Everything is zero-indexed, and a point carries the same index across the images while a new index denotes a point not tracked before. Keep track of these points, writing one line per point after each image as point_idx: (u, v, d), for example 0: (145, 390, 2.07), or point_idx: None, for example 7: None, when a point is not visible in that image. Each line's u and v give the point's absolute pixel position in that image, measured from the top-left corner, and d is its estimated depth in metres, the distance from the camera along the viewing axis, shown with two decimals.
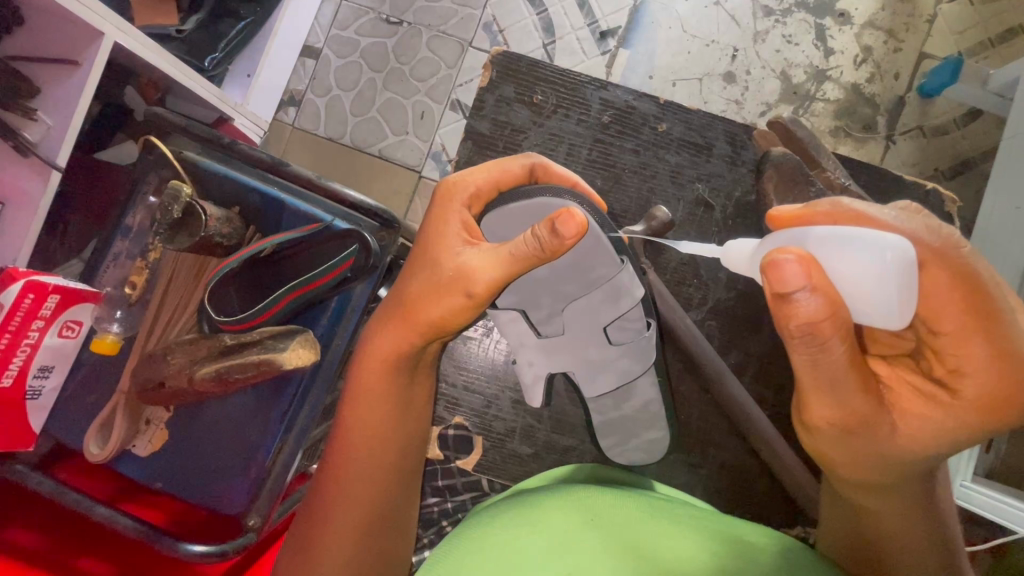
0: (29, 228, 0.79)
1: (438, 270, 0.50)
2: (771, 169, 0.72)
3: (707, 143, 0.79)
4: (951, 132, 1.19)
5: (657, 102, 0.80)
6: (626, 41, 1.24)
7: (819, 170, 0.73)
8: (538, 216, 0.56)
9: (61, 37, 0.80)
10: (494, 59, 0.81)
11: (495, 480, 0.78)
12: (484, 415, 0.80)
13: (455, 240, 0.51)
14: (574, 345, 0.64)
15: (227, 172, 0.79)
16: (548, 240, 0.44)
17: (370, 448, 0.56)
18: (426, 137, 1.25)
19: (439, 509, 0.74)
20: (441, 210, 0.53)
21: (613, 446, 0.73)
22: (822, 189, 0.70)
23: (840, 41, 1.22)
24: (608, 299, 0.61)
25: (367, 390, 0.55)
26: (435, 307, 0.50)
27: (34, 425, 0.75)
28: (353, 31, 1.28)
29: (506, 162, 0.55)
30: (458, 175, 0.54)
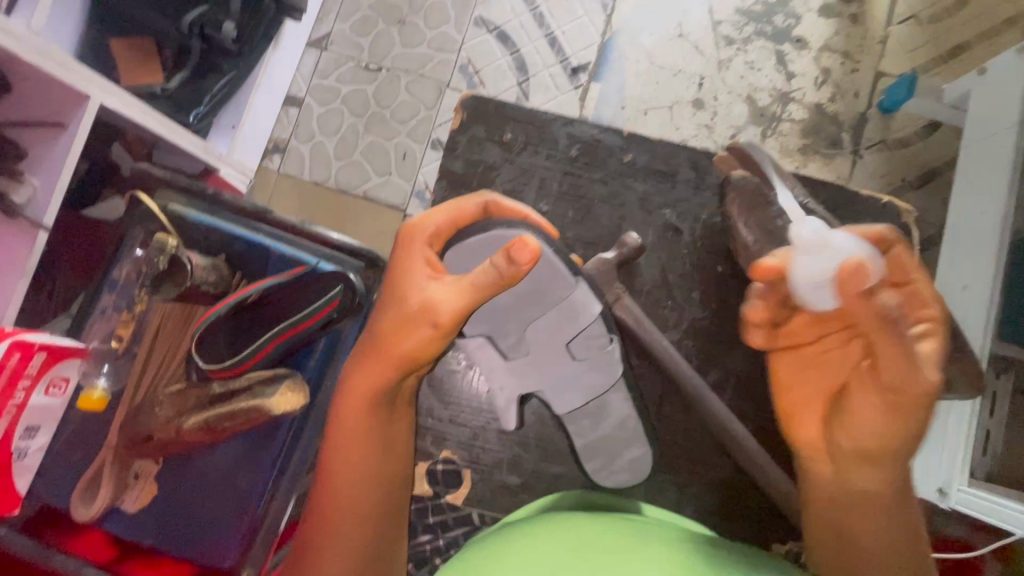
0: (15, 288, 0.80)
1: (404, 303, 0.52)
2: (733, 190, 0.75)
3: (671, 169, 0.81)
4: (913, 144, 1.24)
5: (621, 134, 0.83)
6: (597, 76, 1.29)
7: (779, 190, 0.77)
8: (492, 247, 0.56)
9: (48, 101, 0.83)
10: (464, 102, 0.84)
11: (487, 513, 0.77)
12: (472, 447, 0.79)
13: (420, 275, 0.53)
14: (540, 364, 0.65)
15: (212, 221, 0.80)
16: (506, 266, 0.46)
17: (353, 489, 0.56)
18: (409, 176, 1.28)
19: (431, 546, 0.76)
20: (405, 252, 0.54)
21: (599, 471, 0.71)
22: (782, 207, 0.75)
23: (799, 65, 1.28)
24: (568, 316, 0.61)
25: (350, 429, 0.55)
26: (406, 338, 0.51)
27: (20, 487, 0.74)
28: (334, 79, 1.33)
29: (461, 202, 0.57)
30: (417, 218, 0.55)
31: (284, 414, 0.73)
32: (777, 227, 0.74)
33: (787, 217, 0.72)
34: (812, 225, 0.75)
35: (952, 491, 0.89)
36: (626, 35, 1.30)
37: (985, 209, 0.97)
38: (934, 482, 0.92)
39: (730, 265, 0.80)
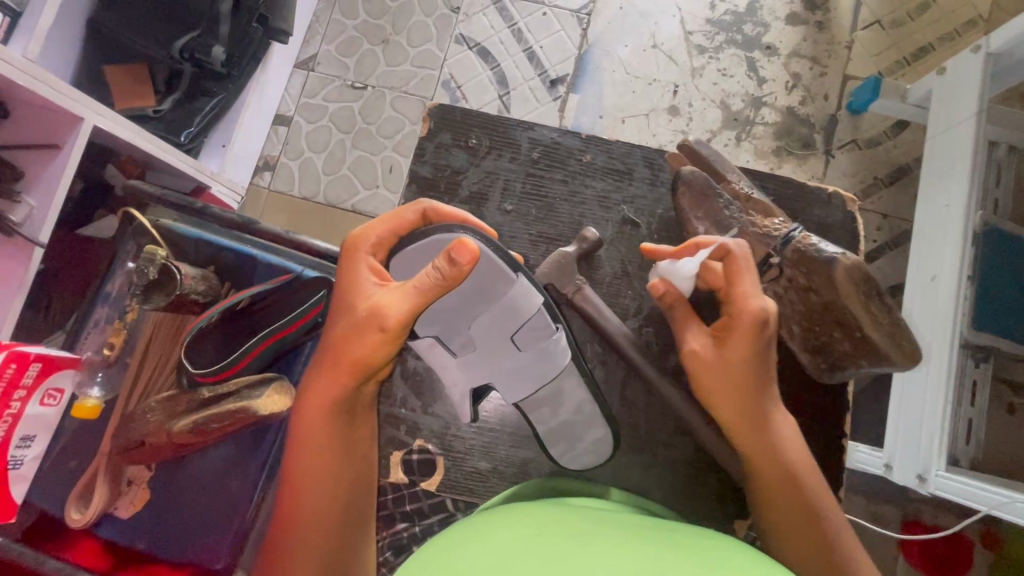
0: (11, 303, 0.83)
1: (355, 311, 0.55)
2: (682, 186, 0.76)
3: (627, 168, 0.85)
4: (883, 143, 1.28)
5: (580, 136, 0.86)
6: (575, 87, 1.34)
7: (724, 183, 0.79)
8: (434, 252, 0.56)
9: (46, 125, 0.87)
10: (431, 112, 0.88)
11: (460, 498, 0.78)
12: (445, 437, 0.80)
13: (367, 285, 0.56)
14: (488, 356, 0.65)
15: (201, 234, 0.84)
16: (447, 271, 0.49)
17: (314, 496, 0.57)
18: (396, 189, 1.32)
19: (408, 533, 0.78)
20: (350, 265, 0.57)
21: (563, 455, 0.73)
22: (729, 199, 0.76)
23: (770, 70, 1.32)
24: (510, 308, 0.62)
25: (310, 438, 0.57)
26: (359, 343, 0.54)
27: (18, 496, 0.76)
28: (321, 98, 1.37)
29: (401, 210, 0.59)
30: (361, 230, 0.58)
31: (272, 416, 0.75)
32: (725, 218, 0.75)
33: (733, 208, 0.76)
34: (757, 214, 0.76)
35: (930, 476, 0.92)
36: (601, 47, 1.35)
37: (950, 202, 1.00)
38: (914, 467, 0.95)
39: None
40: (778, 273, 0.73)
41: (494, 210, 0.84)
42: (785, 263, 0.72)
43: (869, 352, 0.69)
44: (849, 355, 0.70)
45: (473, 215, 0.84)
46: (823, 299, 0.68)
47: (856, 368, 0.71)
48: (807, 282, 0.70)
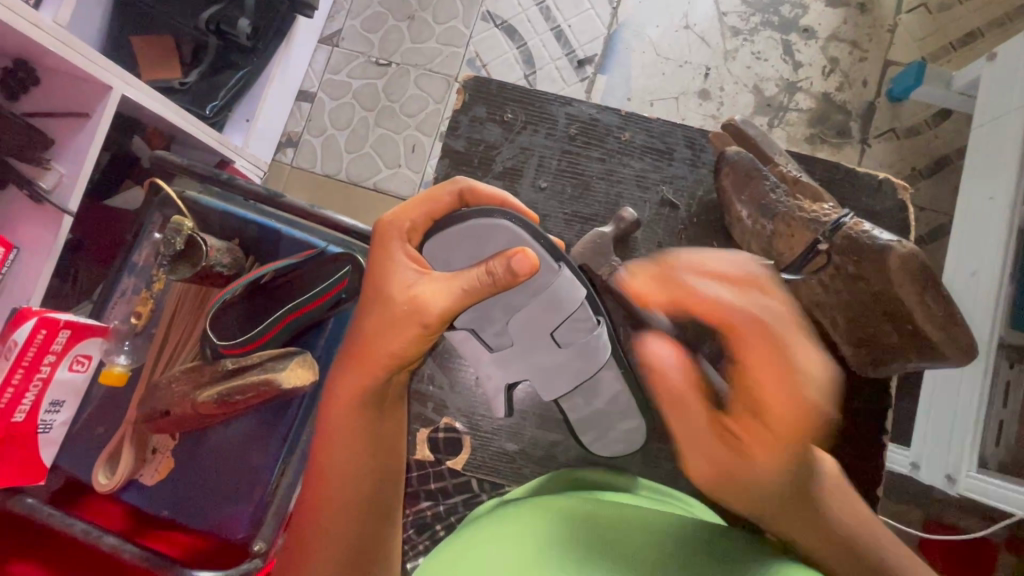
0: (42, 270, 0.83)
1: (391, 301, 0.51)
2: (726, 166, 0.76)
3: (667, 147, 0.83)
4: (924, 133, 1.23)
5: (619, 113, 0.84)
6: (603, 67, 1.30)
7: (771, 165, 0.78)
8: (471, 238, 0.53)
9: (74, 94, 0.87)
10: (466, 84, 0.85)
11: (486, 480, 0.78)
12: (473, 415, 0.80)
13: (403, 274, 0.52)
14: (524, 351, 0.63)
15: (226, 208, 0.83)
16: (501, 271, 0.48)
17: (338, 488, 0.53)
18: (418, 168, 1.30)
19: (432, 511, 0.78)
20: (383, 251, 0.54)
21: (594, 442, 0.72)
22: (775, 182, 0.76)
23: (806, 54, 1.28)
24: (552, 302, 0.58)
25: (337, 431, 0.54)
26: (396, 335, 0.51)
27: (46, 459, 0.78)
28: (344, 74, 1.36)
29: (436, 190, 0.54)
30: (393, 213, 0.54)
31: (295, 389, 0.75)
32: (769, 201, 0.74)
33: (778, 191, 0.75)
34: (804, 198, 0.74)
35: (960, 477, 0.90)
36: (631, 26, 1.32)
37: (994, 195, 0.96)
38: (943, 467, 0.93)
39: (726, 241, 0.80)
40: (826, 260, 0.70)
41: (527, 187, 0.83)
42: (834, 249, 0.69)
43: (921, 346, 0.66)
44: (899, 350, 0.67)
45: (507, 194, 0.83)
46: (874, 288, 0.66)
47: (903, 362, 0.68)
48: (856, 269, 0.67)
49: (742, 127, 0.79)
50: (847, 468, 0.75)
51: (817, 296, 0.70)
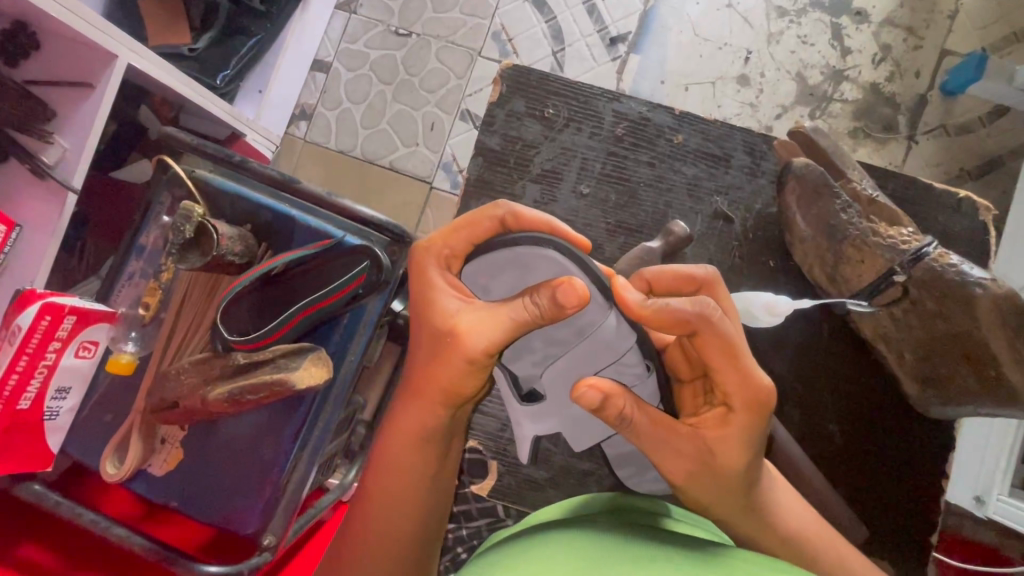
0: (46, 249, 0.79)
1: (436, 333, 0.50)
2: (793, 180, 0.72)
3: (725, 154, 0.78)
4: (977, 130, 1.15)
5: (673, 113, 0.79)
6: (636, 47, 1.22)
7: (844, 181, 0.73)
8: (517, 263, 0.51)
9: (77, 60, 0.81)
10: (504, 73, 0.79)
11: (512, 506, 0.76)
12: (498, 439, 0.78)
13: (445, 303, 0.51)
14: (559, 402, 0.59)
15: (237, 189, 0.79)
16: (546, 307, 0.46)
17: (389, 521, 0.53)
18: (437, 148, 1.24)
19: (454, 534, 0.77)
20: (422, 279, 0.52)
21: (631, 477, 0.67)
22: (847, 201, 0.71)
23: (857, 40, 1.19)
24: (601, 341, 0.54)
25: (389, 470, 0.53)
26: (445, 368, 0.49)
27: (53, 445, 0.75)
28: (362, 44, 1.28)
29: (476, 215, 0.51)
30: (433, 237, 0.52)
31: (309, 388, 0.73)
32: (840, 223, 0.70)
33: (851, 211, 0.71)
34: (880, 221, 0.71)
35: (990, 499, 0.86)
36: (668, 3, 1.23)
37: None
38: (974, 488, 0.90)
39: (783, 261, 0.76)
40: (901, 293, 0.68)
41: (568, 191, 0.77)
42: (912, 282, 0.67)
43: (1001, 393, 0.64)
44: (975, 392, 0.65)
45: (544, 197, 0.77)
46: (956, 327, 0.65)
47: (976, 407, 0.67)
48: (937, 307, 0.66)
49: (812, 134, 0.74)
50: (882, 487, 0.74)
51: (885, 329, 0.70)
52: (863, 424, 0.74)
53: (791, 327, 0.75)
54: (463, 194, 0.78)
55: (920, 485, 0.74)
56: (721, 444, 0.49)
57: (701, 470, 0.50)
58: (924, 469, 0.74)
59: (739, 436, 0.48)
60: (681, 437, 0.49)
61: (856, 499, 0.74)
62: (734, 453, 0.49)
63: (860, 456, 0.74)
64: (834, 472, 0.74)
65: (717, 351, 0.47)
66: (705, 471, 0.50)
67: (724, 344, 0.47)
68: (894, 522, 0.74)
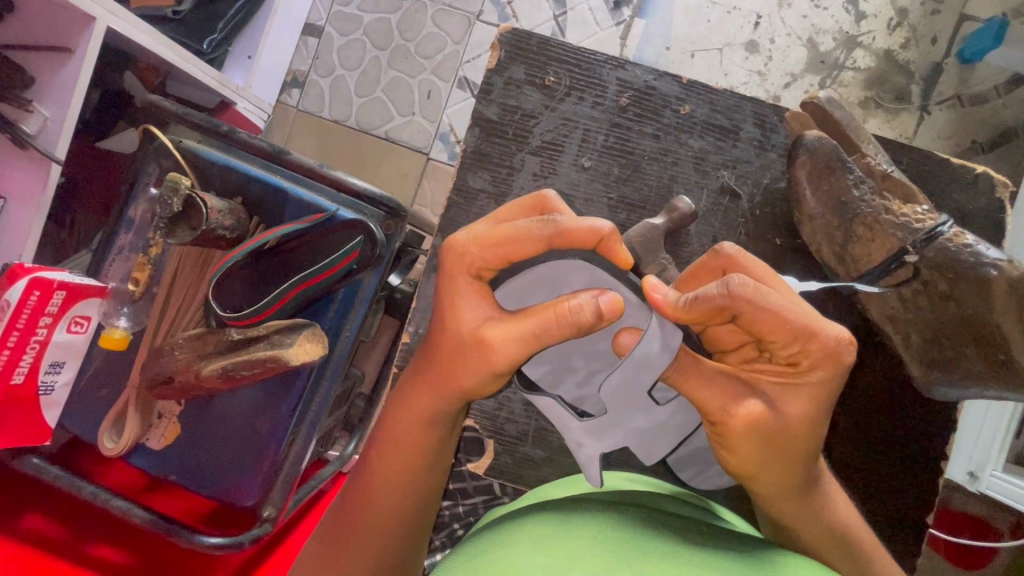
0: (32, 221, 0.78)
1: (454, 341, 0.47)
2: (804, 154, 0.69)
3: (733, 125, 0.75)
4: (991, 101, 1.11)
5: (680, 81, 0.75)
6: (641, 11, 1.17)
7: (858, 155, 0.71)
8: (541, 283, 0.51)
9: (54, 23, 0.77)
10: (503, 37, 0.75)
11: (507, 483, 0.77)
12: (496, 418, 0.77)
13: (474, 308, 0.47)
14: (621, 417, 0.51)
15: (228, 161, 0.76)
16: (589, 318, 0.44)
17: (386, 499, 0.52)
18: (434, 117, 1.20)
19: (449, 513, 0.79)
20: (450, 283, 0.48)
21: (693, 477, 0.65)
22: (860, 175, 0.69)
23: (872, 4, 1.14)
24: (645, 359, 0.48)
25: (401, 443, 0.52)
26: (465, 375, 0.47)
27: (50, 420, 0.75)
28: (355, 7, 1.23)
29: (513, 237, 0.46)
30: (463, 242, 0.47)
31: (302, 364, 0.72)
32: (850, 199, 0.68)
33: (863, 186, 0.69)
34: (894, 197, 0.69)
35: (983, 475, 0.87)
36: None
37: None
38: (966, 463, 0.90)
39: (790, 239, 0.75)
40: (911, 274, 0.67)
41: (568, 164, 0.75)
42: (924, 262, 0.66)
43: (1005, 377, 0.63)
44: (980, 372, 0.64)
45: (544, 170, 0.75)
46: (966, 311, 0.64)
47: (978, 389, 0.66)
48: (948, 287, 0.65)
49: (826, 106, 0.71)
50: (874, 460, 0.74)
51: (893, 309, 0.68)
52: (864, 401, 0.74)
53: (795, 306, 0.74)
54: (459, 166, 0.75)
55: (916, 462, 0.75)
56: (792, 404, 0.46)
57: (758, 437, 0.46)
58: (920, 447, 0.75)
59: (811, 389, 0.45)
60: (755, 401, 0.45)
61: (852, 477, 0.74)
62: (806, 414, 0.46)
63: (860, 433, 0.74)
64: (830, 446, 0.74)
65: (768, 326, 0.45)
66: (779, 443, 0.46)
67: (756, 315, 0.45)
68: (893, 501, 0.75)
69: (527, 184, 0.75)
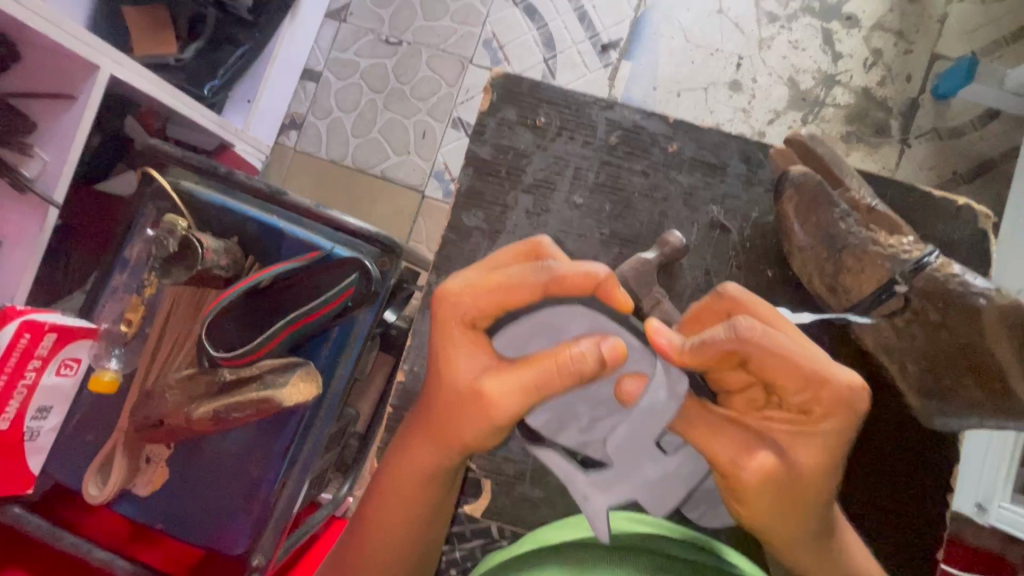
0: (27, 264, 0.77)
1: (453, 392, 0.47)
2: (790, 189, 0.71)
3: (719, 162, 0.77)
4: (968, 134, 1.15)
5: (667, 121, 0.77)
6: (628, 53, 1.22)
7: (843, 189, 0.73)
8: (542, 329, 0.51)
9: (59, 71, 0.80)
10: (495, 82, 0.78)
11: (506, 525, 0.75)
12: (494, 458, 0.76)
13: (471, 355, 0.47)
14: (628, 461, 0.51)
15: (224, 201, 0.77)
16: (591, 365, 0.44)
17: (381, 552, 0.51)
18: (429, 156, 1.23)
19: (446, 558, 0.76)
20: (445, 335, 0.48)
21: (699, 516, 0.63)
22: (845, 209, 0.71)
23: (848, 44, 1.19)
24: (647, 406, 0.48)
25: (398, 494, 0.51)
26: (465, 428, 0.46)
27: (33, 467, 0.73)
28: (352, 53, 1.27)
29: (510, 283, 0.46)
30: (458, 291, 0.47)
31: (296, 405, 0.71)
32: (838, 231, 0.70)
33: (849, 219, 0.71)
34: (879, 230, 0.71)
35: (991, 507, 0.85)
36: (661, 9, 1.22)
37: None
38: (973, 496, 0.89)
39: (781, 270, 0.75)
40: (902, 304, 0.68)
41: (560, 201, 0.76)
42: (914, 292, 0.67)
43: (1005, 408, 0.62)
44: (980, 406, 0.64)
45: (536, 207, 0.76)
46: (961, 340, 0.64)
47: (977, 419, 0.65)
48: (940, 317, 0.65)
49: (810, 143, 0.73)
50: (879, 494, 0.73)
51: (886, 338, 0.69)
52: (866, 433, 0.73)
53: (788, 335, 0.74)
54: (454, 204, 0.77)
55: (922, 495, 0.73)
56: (804, 453, 0.46)
57: (772, 488, 0.46)
58: (925, 479, 0.73)
59: (823, 439, 0.45)
60: (767, 456, 0.46)
61: (858, 512, 0.73)
62: (819, 463, 0.46)
63: (863, 466, 0.73)
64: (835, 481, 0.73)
65: (777, 371, 0.45)
66: (794, 493, 0.46)
67: (757, 357, 0.45)
68: (902, 536, 0.73)
69: (522, 221, 0.76)
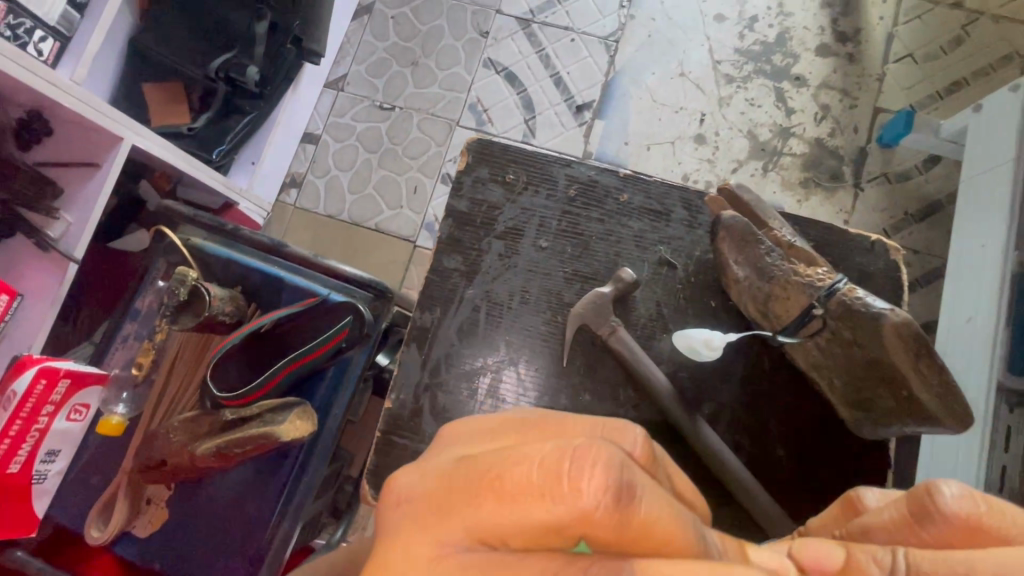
0: (44, 316, 0.83)
1: None
2: (723, 230, 0.79)
3: (665, 209, 0.85)
4: (914, 177, 1.25)
5: (618, 175, 0.86)
6: (601, 112, 1.34)
7: (766, 228, 0.80)
8: None
9: (87, 143, 0.89)
10: (472, 145, 0.88)
11: None
12: None
13: None
14: None
15: (230, 255, 0.84)
16: None
17: None
18: (420, 209, 1.32)
19: None
20: None
21: None
22: (770, 245, 0.78)
23: (798, 101, 1.31)
24: None
25: None
26: None
27: (38, 510, 0.77)
28: (349, 118, 1.39)
29: None
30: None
31: (293, 441, 0.75)
32: (766, 265, 0.77)
33: (774, 254, 0.78)
34: (800, 262, 0.78)
35: None
36: (628, 74, 1.35)
37: (986, 242, 0.98)
38: None
39: (723, 301, 0.82)
40: (822, 324, 0.74)
41: (530, 246, 0.84)
42: (829, 314, 0.73)
43: (916, 411, 0.68)
44: (905, 419, 0.70)
45: (510, 252, 0.84)
46: (870, 354, 0.70)
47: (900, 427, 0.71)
48: (852, 335, 0.71)
49: (737, 190, 0.81)
50: None
51: (814, 356, 0.75)
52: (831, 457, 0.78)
53: (746, 363, 0.80)
54: (436, 250, 0.85)
55: None
56: None
57: None
58: None
59: None
60: None
61: None
62: None
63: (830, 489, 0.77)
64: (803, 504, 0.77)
65: None
66: None
67: None
68: None
69: (496, 264, 0.84)
